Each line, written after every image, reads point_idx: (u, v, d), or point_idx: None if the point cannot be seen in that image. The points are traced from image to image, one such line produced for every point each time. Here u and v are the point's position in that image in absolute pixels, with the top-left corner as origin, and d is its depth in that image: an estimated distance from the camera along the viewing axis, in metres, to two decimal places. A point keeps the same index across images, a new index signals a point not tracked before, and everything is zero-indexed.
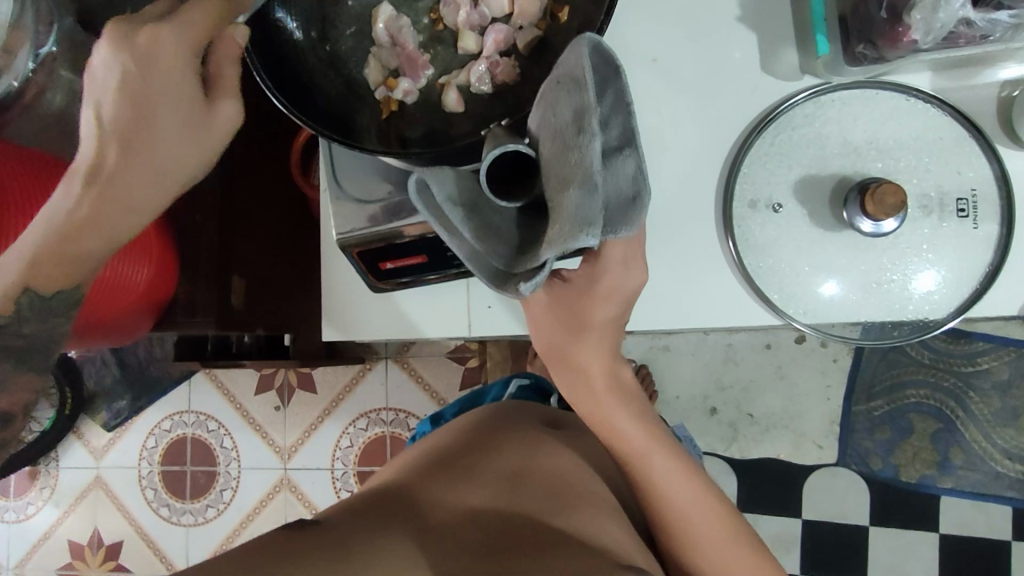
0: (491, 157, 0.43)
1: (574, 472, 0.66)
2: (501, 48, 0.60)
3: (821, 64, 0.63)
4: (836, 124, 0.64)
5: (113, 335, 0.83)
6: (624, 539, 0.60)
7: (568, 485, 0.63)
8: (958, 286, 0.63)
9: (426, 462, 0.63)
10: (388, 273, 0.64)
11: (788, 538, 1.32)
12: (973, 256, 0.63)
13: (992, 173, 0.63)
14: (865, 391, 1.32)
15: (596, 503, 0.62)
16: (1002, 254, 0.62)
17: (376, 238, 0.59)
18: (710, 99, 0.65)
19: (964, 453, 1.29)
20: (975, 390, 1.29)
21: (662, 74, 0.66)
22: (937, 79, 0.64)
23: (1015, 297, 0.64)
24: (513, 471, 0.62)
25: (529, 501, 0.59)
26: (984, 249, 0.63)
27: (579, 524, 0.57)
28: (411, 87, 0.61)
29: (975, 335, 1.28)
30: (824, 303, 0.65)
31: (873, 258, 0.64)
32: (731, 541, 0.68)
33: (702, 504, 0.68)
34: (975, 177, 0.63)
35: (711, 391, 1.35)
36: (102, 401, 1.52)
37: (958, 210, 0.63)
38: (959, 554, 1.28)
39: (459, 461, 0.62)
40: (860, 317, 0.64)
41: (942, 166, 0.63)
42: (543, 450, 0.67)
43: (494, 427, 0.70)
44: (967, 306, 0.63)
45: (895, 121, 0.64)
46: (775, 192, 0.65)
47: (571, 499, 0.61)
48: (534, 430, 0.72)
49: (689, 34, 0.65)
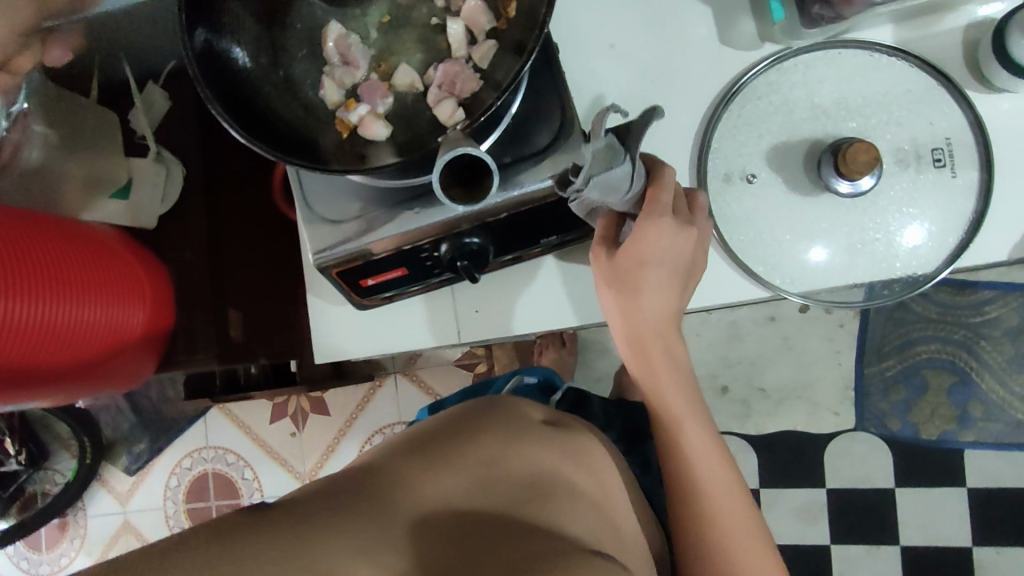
0: (441, 162, 0.44)
1: (554, 462, 0.64)
2: (459, 72, 0.58)
3: (778, 29, 0.63)
4: (802, 88, 0.63)
5: (119, 381, 0.84)
6: (600, 536, 0.60)
7: (546, 480, 0.62)
8: (945, 237, 0.62)
9: (397, 447, 0.60)
10: (370, 289, 0.64)
11: (815, 508, 1.31)
12: (956, 206, 0.62)
13: (964, 119, 0.61)
14: (875, 352, 1.31)
15: (576, 501, 0.62)
16: (985, 200, 0.61)
17: (352, 256, 0.59)
18: (671, 78, 0.65)
19: (982, 404, 1.27)
20: (986, 339, 1.28)
21: (621, 60, 0.65)
22: (898, 31, 0.63)
23: (1005, 243, 0.63)
24: (491, 460, 0.60)
25: (505, 496, 0.58)
26: (967, 198, 0.62)
27: (555, 520, 0.57)
28: (367, 112, 0.59)
29: (980, 283, 1.26)
30: (812, 271, 0.64)
31: (854, 218, 0.63)
32: (743, 520, 0.65)
33: (725, 482, 0.66)
34: (949, 126, 0.62)
35: (721, 369, 1.34)
36: (121, 446, 1.53)
37: (935, 161, 0.62)
38: (989, 505, 1.27)
39: (433, 446, 0.60)
40: (849, 280, 0.64)
41: (914, 118, 0.62)
42: (523, 436, 0.65)
43: (472, 414, 0.67)
44: (956, 256, 0.62)
45: (861, 77, 0.63)
46: (749, 162, 0.64)
47: (551, 497, 0.60)
48: (522, 415, 0.70)
49: (643, 15, 0.65)
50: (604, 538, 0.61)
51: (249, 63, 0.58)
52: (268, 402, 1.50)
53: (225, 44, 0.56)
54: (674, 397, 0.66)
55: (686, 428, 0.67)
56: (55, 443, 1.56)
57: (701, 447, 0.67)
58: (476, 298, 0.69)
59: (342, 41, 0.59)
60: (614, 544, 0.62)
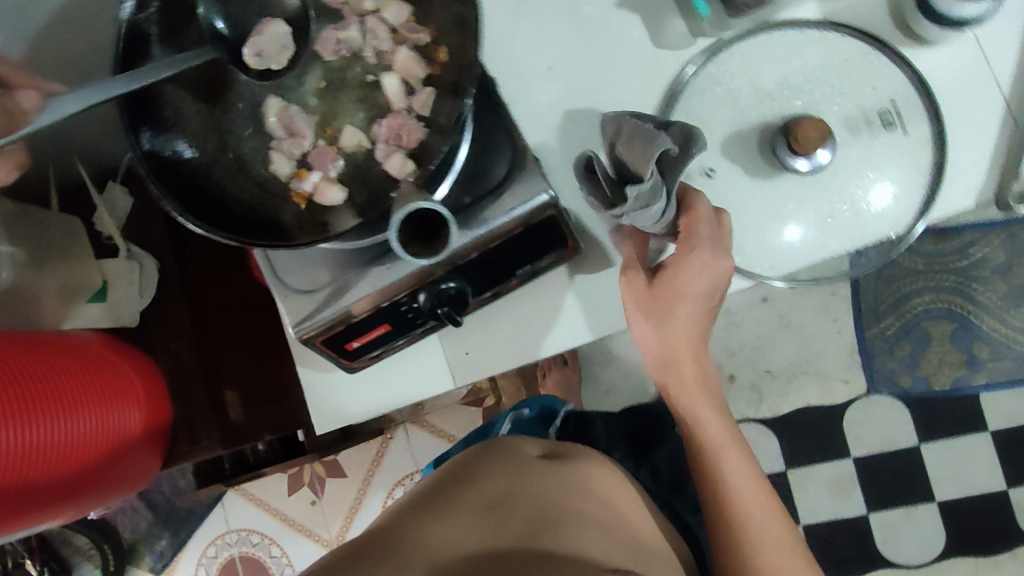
0: (398, 218, 0.47)
1: (562, 493, 0.64)
2: (400, 125, 0.59)
3: (708, 24, 0.63)
4: (743, 76, 0.64)
5: (127, 485, 0.82)
6: (621, 556, 0.60)
7: (559, 510, 0.61)
8: (911, 194, 0.63)
9: (402, 509, 0.59)
10: (357, 351, 0.63)
11: (845, 479, 1.30)
12: (915, 162, 0.62)
13: (904, 77, 0.62)
14: (873, 313, 1.31)
15: (592, 525, 0.62)
16: (941, 151, 0.62)
17: (332, 324, 0.58)
18: (613, 88, 0.65)
19: (987, 345, 1.27)
20: (977, 281, 1.28)
21: (562, 80, 0.66)
22: (824, 4, 0.64)
23: (972, 189, 0.63)
24: (500, 501, 0.60)
25: (524, 528, 0.57)
26: (924, 152, 0.62)
27: (570, 542, 0.57)
28: (320, 180, 0.60)
29: (960, 227, 1.27)
30: (786, 252, 0.64)
31: (821, 192, 0.63)
32: (770, 517, 0.67)
33: (757, 493, 0.68)
34: (891, 87, 0.62)
35: (725, 359, 1.34)
36: (143, 547, 1.50)
37: (885, 122, 0.62)
38: (1015, 444, 1.26)
39: (439, 500, 0.59)
40: (827, 253, 0.64)
41: (856, 85, 0.63)
42: (526, 473, 0.65)
43: (473, 461, 0.67)
44: (924, 212, 0.63)
45: (797, 55, 0.63)
46: (705, 157, 0.64)
47: (567, 522, 0.60)
48: (519, 453, 0.70)
49: (575, 33, 0.66)
50: (627, 556, 0.61)
51: (195, 154, 0.57)
52: (283, 474, 1.47)
53: (169, 143, 0.56)
54: (705, 428, 0.68)
55: (725, 454, 0.68)
56: (75, 556, 1.52)
57: (740, 471, 0.68)
58: (464, 339, 0.68)
59: (284, 116, 0.60)
60: (638, 562, 0.62)
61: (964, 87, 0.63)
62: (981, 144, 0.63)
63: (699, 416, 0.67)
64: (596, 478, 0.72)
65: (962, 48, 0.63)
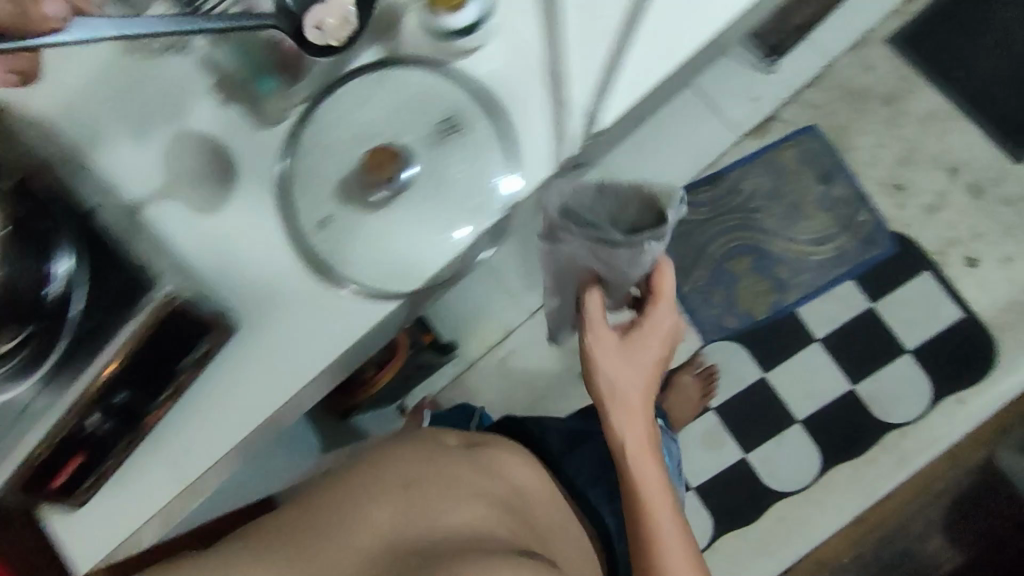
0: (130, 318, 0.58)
1: (469, 484, 0.84)
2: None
3: (277, 98, 0.67)
4: (328, 128, 0.68)
5: None
6: (499, 521, 0.78)
7: (459, 496, 0.81)
8: (500, 177, 0.66)
9: (324, 497, 0.83)
10: (67, 487, 0.65)
11: (713, 431, 1.34)
12: (492, 150, 0.66)
13: (456, 86, 0.67)
14: (681, 273, 1.37)
15: (477, 514, 0.78)
16: (507, 133, 0.65)
17: (18, 471, 0.61)
18: (231, 175, 0.67)
19: (786, 265, 1.35)
20: (757, 211, 1.37)
21: (183, 182, 0.67)
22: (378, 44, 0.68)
23: (549, 156, 0.65)
24: (406, 491, 0.81)
25: (418, 512, 0.78)
26: (496, 140, 0.66)
27: (459, 520, 0.76)
28: None
29: (723, 170, 1.37)
30: (405, 264, 0.65)
31: (421, 203, 0.66)
32: (677, 544, 0.77)
33: (675, 541, 0.77)
34: (450, 95, 0.67)
35: (574, 358, 1.41)
36: None
37: (456, 127, 0.67)
38: (844, 344, 1.32)
39: (354, 499, 0.80)
40: (447, 255, 0.65)
41: (422, 104, 0.67)
42: (438, 473, 0.84)
43: (396, 457, 0.87)
44: (516, 188, 0.65)
45: (366, 94, 0.68)
46: (321, 209, 0.66)
47: (467, 514, 0.77)
48: (453, 455, 0.89)
49: (184, 138, 0.68)
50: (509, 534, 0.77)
51: None
52: None
53: None
54: (646, 454, 0.78)
55: (643, 486, 0.78)
56: None
57: (658, 490, 0.78)
58: (173, 448, 0.67)
59: None
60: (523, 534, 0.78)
61: (512, 74, 0.66)
62: (537, 119, 0.65)
63: (646, 459, 0.78)
64: (506, 460, 0.94)
65: (499, 46, 0.67)
